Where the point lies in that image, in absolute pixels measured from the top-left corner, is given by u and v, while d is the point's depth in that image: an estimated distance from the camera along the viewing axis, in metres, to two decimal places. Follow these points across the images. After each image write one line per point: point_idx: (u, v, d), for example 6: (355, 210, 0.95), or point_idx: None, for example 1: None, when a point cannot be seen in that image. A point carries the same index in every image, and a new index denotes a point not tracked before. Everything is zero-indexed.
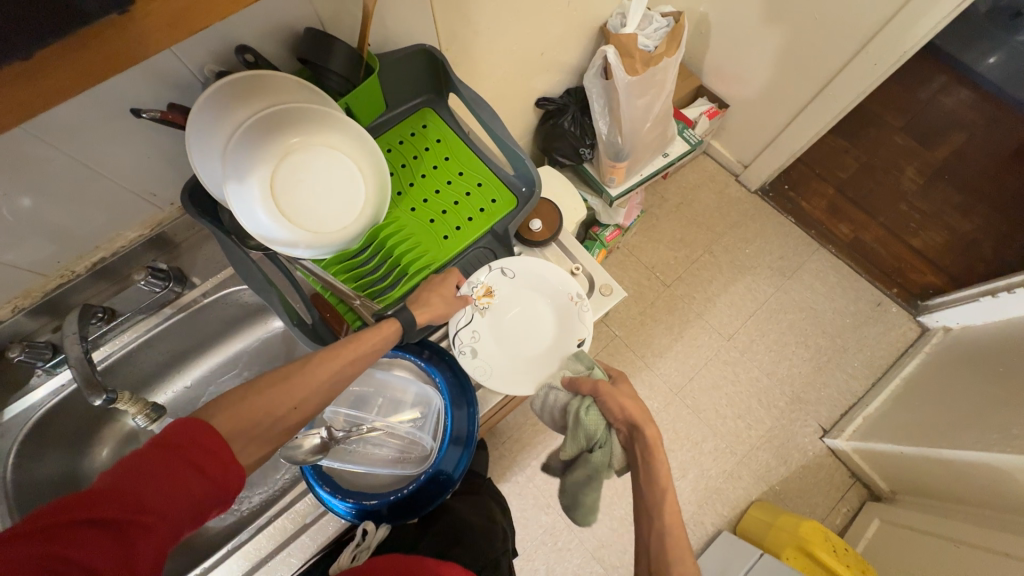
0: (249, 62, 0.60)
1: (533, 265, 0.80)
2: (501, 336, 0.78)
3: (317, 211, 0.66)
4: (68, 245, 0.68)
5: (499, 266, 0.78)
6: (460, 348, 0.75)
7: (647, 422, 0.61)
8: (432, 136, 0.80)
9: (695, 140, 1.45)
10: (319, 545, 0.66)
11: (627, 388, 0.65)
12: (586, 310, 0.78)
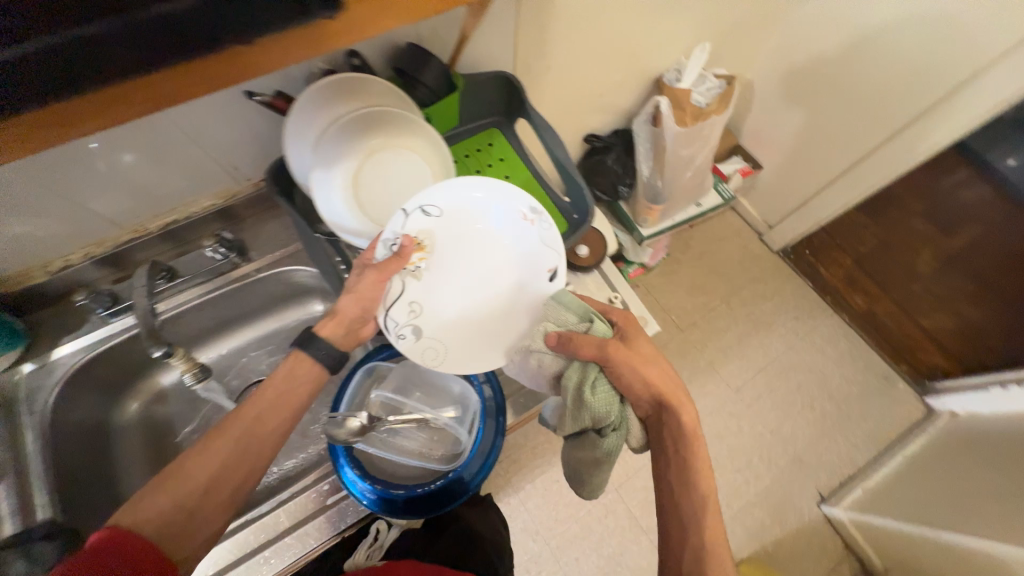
0: (354, 65, 0.66)
1: (457, 187, 0.67)
2: (450, 292, 0.69)
3: (386, 207, 0.70)
4: (148, 204, 0.73)
5: (417, 203, 0.65)
6: (399, 334, 0.65)
7: (672, 392, 0.61)
8: (496, 155, 0.86)
9: (729, 195, 1.51)
10: (336, 529, 0.67)
11: (641, 346, 0.62)
12: (548, 226, 0.68)
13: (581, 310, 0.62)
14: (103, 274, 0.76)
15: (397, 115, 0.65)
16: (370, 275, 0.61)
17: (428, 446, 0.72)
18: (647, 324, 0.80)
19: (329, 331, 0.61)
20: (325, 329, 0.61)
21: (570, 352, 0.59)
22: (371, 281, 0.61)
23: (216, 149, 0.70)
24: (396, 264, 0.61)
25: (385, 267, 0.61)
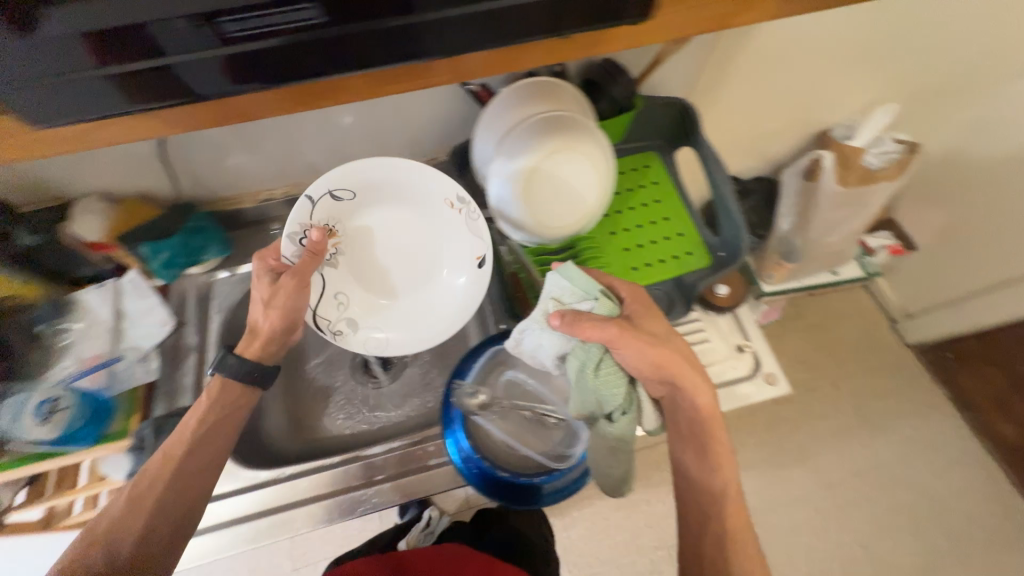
0: (556, 71, 0.71)
1: (370, 172, 0.70)
2: (370, 279, 0.76)
3: (548, 204, 0.71)
4: (343, 159, 0.83)
5: (324, 189, 0.68)
6: (335, 329, 0.73)
7: (684, 371, 0.62)
8: (651, 177, 0.86)
9: (872, 271, 1.41)
10: (436, 487, 0.74)
11: (651, 326, 0.63)
12: (475, 214, 0.72)
13: (583, 285, 0.61)
14: (287, 211, 0.88)
15: (582, 120, 0.68)
16: (284, 283, 0.64)
17: (541, 437, 0.72)
18: (777, 383, 0.74)
19: (254, 350, 0.66)
20: (251, 348, 0.66)
21: (578, 334, 0.58)
22: (286, 290, 0.64)
23: (411, 124, 0.78)
24: (308, 265, 0.65)
25: (296, 271, 0.64)
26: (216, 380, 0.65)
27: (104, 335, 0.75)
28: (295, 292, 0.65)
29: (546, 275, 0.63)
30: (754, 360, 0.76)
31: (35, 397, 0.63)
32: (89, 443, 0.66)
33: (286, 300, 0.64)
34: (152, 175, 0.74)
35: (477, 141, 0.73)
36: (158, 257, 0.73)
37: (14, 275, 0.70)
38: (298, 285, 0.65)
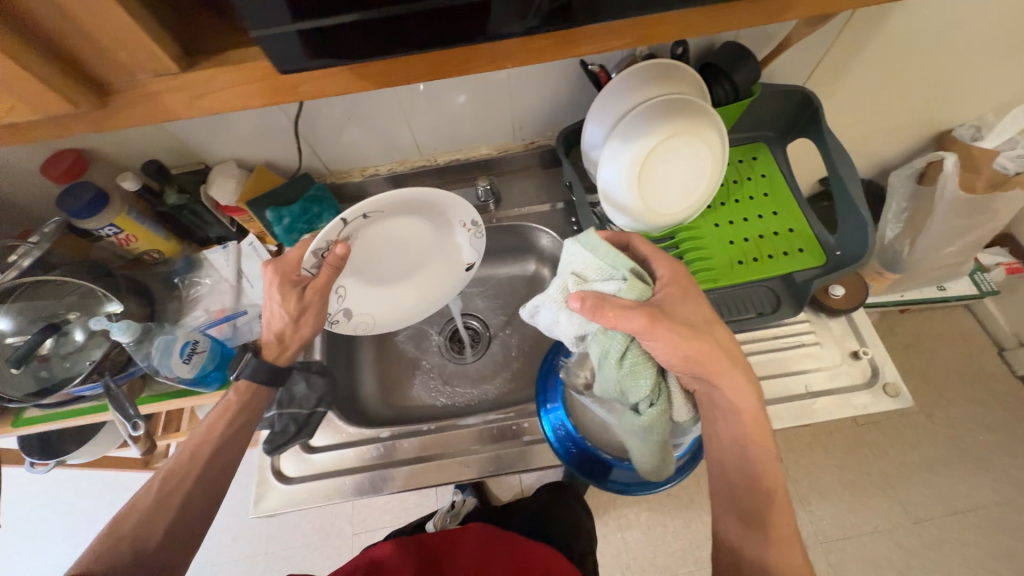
0: (676, 54, 0.70)
1: (409, 195, 0.63)
2: (369, 273, 0.72)
3: (659, 190, 0.70)
4: (447, 140, 0.85)
5: (360, 211, 0.60)
6: (333, 318, 0.70)
7: (718, 367, 0.56)
8: (758, 170, 0.82)
9: (988, 289, 1.26)
10: (526, 466, 0.70)
11: (686, 314, 0.57)
12: (479, 237, 0.75)
13: (607, 264, 0.58)
14: (387, 188, 0.91)
15: (705, 105, 0.66)
16: (311, 297, 0.62)
17: None
18: (898, 394, 0.68)
19: (271, 355, 0.66)
20: (267, 353, 0.66)
21: (601, 323, 0.53)
22: (315, 304, 0.63)
23: (519, 105, 0.79)
24: (328, 280, 0.61)
25: (320, 287, 0.62)
26: (241, 386, 0.65)
27: (229, 291, 0.82)
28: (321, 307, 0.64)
29: (567, 250, 0.60)
30: (871, 367, 0.70)
31: (181, 336, 0.67)
32: (216, 385, 0.72)
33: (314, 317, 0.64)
34: (279, 147, 0.79)
35: (589, 123, 0.71)
36: (282, 222, 0.79)
37: (159, 231, 0.80)
38: (321, 297, 0.63)
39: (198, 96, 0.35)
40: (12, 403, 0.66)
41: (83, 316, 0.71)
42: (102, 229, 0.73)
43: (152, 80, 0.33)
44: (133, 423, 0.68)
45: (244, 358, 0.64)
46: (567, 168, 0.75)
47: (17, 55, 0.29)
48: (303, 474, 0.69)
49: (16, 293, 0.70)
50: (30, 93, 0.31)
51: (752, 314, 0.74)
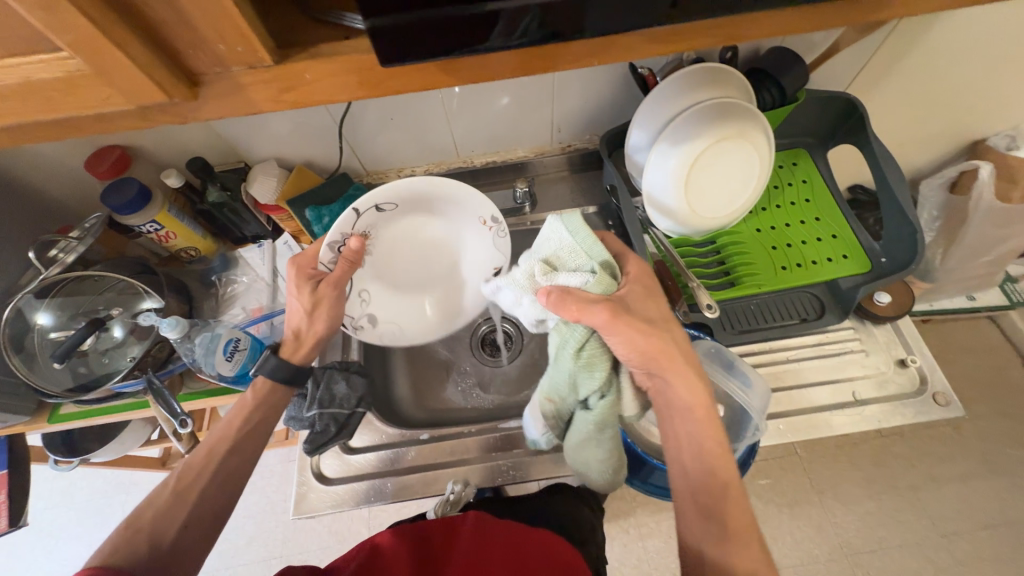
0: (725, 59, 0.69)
1: (420, 187, 0.65)
2: (392, 278, 0.73)
3: (705, 195, 0.70)
4: (486, 141, 0.85)
5: (371, 202, 0.63)
6: (357, 323, 0.71)
7: (671, 363, 0.53)
8: (799, 176, 0.82)
9: (1018, 299, 1.24)
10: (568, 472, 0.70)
11: (644, 312, 0.55)
12: (503, 235, 0.72)
13: (585, 254, 0.56)
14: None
15: (755, 110, 0.66)
16: (324, 292, 0.63)
17: None
18: (949, 403, 0.67)
19: (294, 356, 0.65)
20: (289, 353, 0.65)
21: (564, 315, 0.52)
22: (327, 299, 0.64)
23: (561, 108, 0.79)
24: (344, 273, 0.63)
25: (336, 282, 0.63)
26: (261, 381, 0.63)
27: (265, 290, 0.81)
28: (335, 301, 0.65)
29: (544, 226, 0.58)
30: (921, 376, 0.69)
31: (223, 334, 0.67)
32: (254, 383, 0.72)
33: (329, 308, 0.65)
34: (318, 146, 0.79)
35: (634, 127, 0.71)
36: (322, 221, 0.78)
37: (196, 228, 0.80)
38: (335, 292, 0.64)
39: (286, 89, 0.35)
40: (52, 398, 0.66)
41: (126, 312, 0.71)
42: (143, 226, 0.73)
43: (244, 73, 0.33)
44: (181, 421, 0.67)
45: (267, 358, 0.63)
46: (610, 171, 0.75)
47: (124, 45, 0.29)
48: (343, 475, 0.69)
49: (58, 288, 0.70)
50: (128, 83, 0.31)
51: (796, 320, 0.73)
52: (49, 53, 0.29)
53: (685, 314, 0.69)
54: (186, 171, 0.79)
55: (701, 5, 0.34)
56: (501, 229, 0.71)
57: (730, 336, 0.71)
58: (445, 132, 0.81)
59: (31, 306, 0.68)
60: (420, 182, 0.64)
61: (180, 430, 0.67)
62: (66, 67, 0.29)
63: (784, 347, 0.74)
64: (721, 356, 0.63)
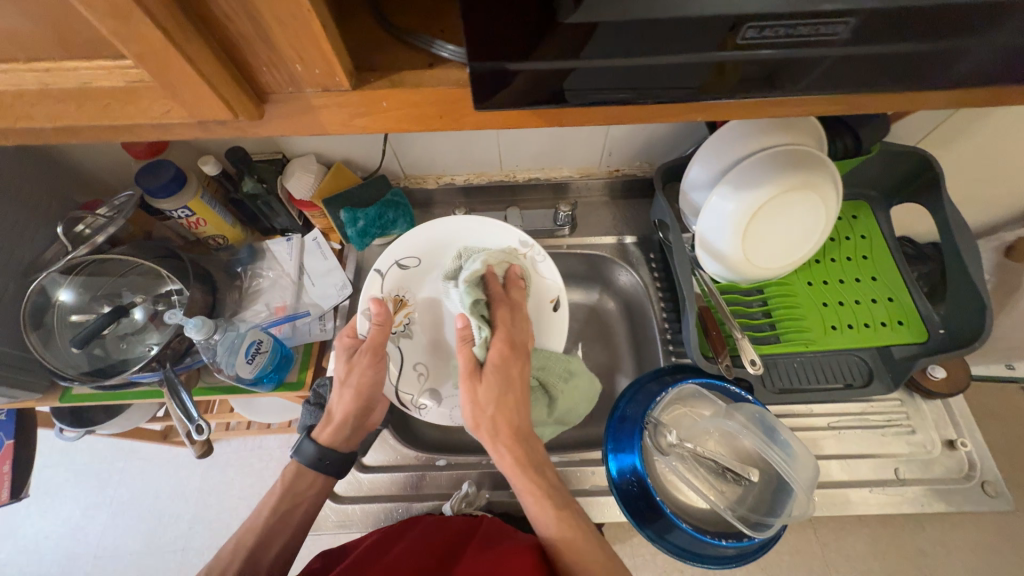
0: None
1: (432, 235, 0.71)
2: (443, 344, 0.71)
3: (763, 245, 0.66)
4: (532, 159, 0.81)
5: (392, 260, 0.69)
6: (419, 403, 0.67)
7: (478, 400, 0.56)
8: (858, 230, 0.78)
9: None
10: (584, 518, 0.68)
11: (490, 386, 0.56)
12: (540, 256, 0.70)
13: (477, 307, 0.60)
14: (458, 199, 0.87)
15: (828, 160, 0.62)
16: (362, 360, 0.59)
17: (722, 488, 0.61)
18: (998, 494, 0.66)
19: (328, 437, 0.60)
20: (324, 436, 0.61)
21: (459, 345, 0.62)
22: (362, 367, 0.59)
23: (616, 134, 0.75)
24: (377, 338, 0.59)
25: (371, 347, 0.59)
26: (293, 466, 0.60)
27: (290, 287, 0.79)
28: (373, 367, 0.60)
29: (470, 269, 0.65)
30: (968, 461, 0.68)
31: (248, 335, 0.65)
32: (271, 385, 0.70)
33: (364, 377, 0.59)
34: (359, 147, 0.75)
35: (695, 163, 0.67)
36: (355, 224, 0.76)
37: (227, 217, 0.77)
38: (373, 361, 0.60)
39: (358, 115, 0.35)
40: (65, 380, 0.63)
41: (149, 299, 0.68)
42: (175, 211, 0.70)
43: (317, 95, 0.33)
44: (196, 427, 0.64)
45: (302, 442, 0.60)
46: (661, 206, 0.72)
47: (197, 62, 0.28)
48: (353, 494, 0.68)
49: (83, 266, 0.68)
50: (192, 97, 0.30)
51: (840, 385, 0.69)
52: (114, 62, 0.28)
53: (727, 366, 0.64)
54: (222, 158, 0.77)
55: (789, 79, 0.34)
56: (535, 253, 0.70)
57: (771, 395, 0.68)
58: (491, 147, 0.77)
59: (54, 283, 0.66)
60: (432, 228, 0.71)
61: (195, 436, 0.64)
62: (130, 78, 0.29)
63: (825, 412, 0.71)
64: (762, 418, 0.61)
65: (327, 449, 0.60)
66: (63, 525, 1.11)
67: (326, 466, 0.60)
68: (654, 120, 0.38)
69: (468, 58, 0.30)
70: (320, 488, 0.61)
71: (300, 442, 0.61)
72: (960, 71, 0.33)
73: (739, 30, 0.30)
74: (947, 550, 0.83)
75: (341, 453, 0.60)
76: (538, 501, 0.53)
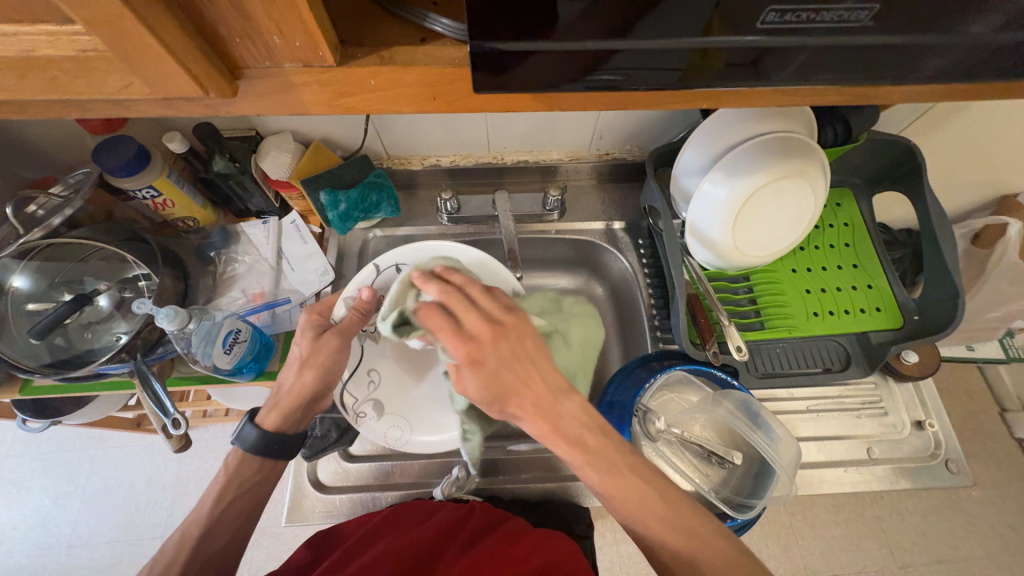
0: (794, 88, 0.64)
1: (436, 249, 0.67)
2: (404, 360, 0.68)
3: (751, 232, 0.66)
4: (523, 141, 0.78)
5: (393, 261, 0.66)
6: (359, 410, 0.63)
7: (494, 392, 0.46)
8: (841, 218, 0.79)
9: None
10: (568, 499, 0.70)
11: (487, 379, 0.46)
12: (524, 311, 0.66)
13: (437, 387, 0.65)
14: (444, 181, 0.85)
15: (819, 149, 0.62)
16: (329, 342, 0.57)
17: (706, 471, 0.63)
18: (960, 471, 0.71)
19: (274, 423, 0.55)
20: (269, 421, 0.56)
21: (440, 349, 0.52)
22: (330, 346, 0.57)
23: (608, 116, 0.72)
24: (354, 323, 0.58)
25: (342, 330, 0.57)
26: (236, 454, 0.55)
27: (267, 273, 0.76)
28: (339, 350, 0.57)
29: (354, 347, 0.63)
30: (934, 441, 0.72)
31: (225, 324, 0.62)
32: (251, 375, 0.67)
33: (330, 358, 0.57)
34: (341, 125, 0.71)
35: (688, 148, 0.66)
36: (337, 207, 0.72)
37: (197, 197, 0.72)
38: (342, 342, 0.57)
39: (340, 94, 0.32)
40: (28, 373, 0.59)
41: (114, 285, 0.64)
42: (139, 191, 0.65)
43: (298, 70, 0.30)
44: (172, 420, 0.60)
45: (244, 428, 0.55)
46: (653, 192, 0.70)
47: (156, 28, 0.24)
48: (339, 484, 0.68)
49: (38, 251, 0.62)
50: (156, 74, 0.27)
51: (819, 369, 0.71)
52: (61, 28, 0.25)
53: (714, 354, 0.65)
54: (190, 134, 0.71)
55: (797, 70, 0.32)
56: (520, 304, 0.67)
57: (756, 380, 0.69)
58: (479, 127, 0.73)
59: (7, 269, 0.61)
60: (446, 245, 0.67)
61: (172, 430, 0.60)
62: (80, 47, 0.25)
63: (804, 396, 0.74)
64: (749, 405, 0.63)
65: (271, 435, 0.55)
66: (32, 515, 1.07)
67: (271, 450, 0.55)
68: (649, 107, 0.37)
69: (468, 37, 0.28)
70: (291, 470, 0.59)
71: (242, 427, 0.56)
72: (966, 66, 0.32)
73: (760, 13, 0.29)
74: (904, 517, 0.87)
75: (290, 436, 0.56)
76: (618, 478, 0.48)
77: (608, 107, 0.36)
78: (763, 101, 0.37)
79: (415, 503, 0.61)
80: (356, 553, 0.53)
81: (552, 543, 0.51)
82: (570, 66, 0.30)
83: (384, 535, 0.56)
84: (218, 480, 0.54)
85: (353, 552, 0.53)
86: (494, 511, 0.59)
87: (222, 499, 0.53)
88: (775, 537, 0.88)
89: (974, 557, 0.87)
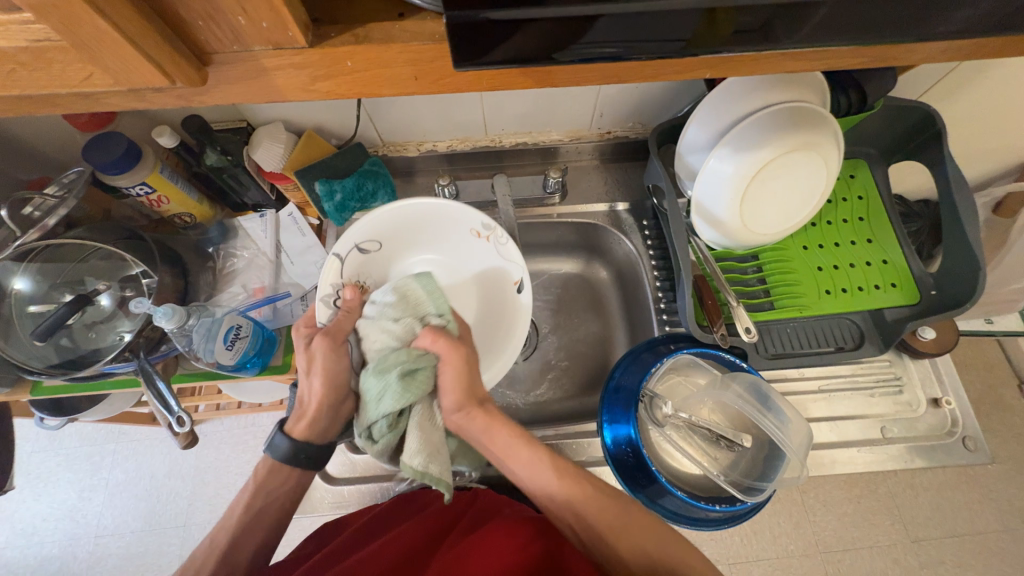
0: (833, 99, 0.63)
1: (394, 215, 0.63)
2: None
3: (759, 210, 0.63)
4: (523, 122, 0.76)
5: (350, 242, 0.62)
6: None
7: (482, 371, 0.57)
8: (855, 190, 0.76)
9: None
10: None
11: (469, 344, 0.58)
12: (504, 241, 0.65)
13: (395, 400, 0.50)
14: (441, 167, 0.83)
15: (833, 119, 0.59)
16: (318, 345, 0.57)
17: (714, 456, 0.63)
18: (977, 447, 0.70)
19: (302, 432, 0.56)
20: (298, 431, 0.56)
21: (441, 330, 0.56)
22: (323, 353, 0.56)
23: (608, 93, 0.69)
24: (344, 322, 0.59)
25: (329, 331, 0.57)
26: (266, 462, 0.56)
27: (267, 267, 0.76)
28: (333, 353, 0.57)
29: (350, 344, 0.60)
30: (951, 418, 0.71)
31: (224, 321, 0.62)
32: (256, 370, 0.67)
33: (331, 363, 0.56)
34: (332, 113, 0.69)
35: (691, 123, 0.63)
36: (333, 198, 0.70)
37: (191, 192, 0.71)
38: (332, 344, 0.57)
39: (318, 77, 0.31)
40: (34, 375, 0.60)
41: (114, 285, 0.64)
42: (132, 188, 0.63)
43: (268, 54, 0.29)
44: (177, 418, 0.61)
45: (274, 437, 0.56)
46: (657, 170, 0.67)
47: (112, 13, 0.23)
48: (348, 475, 0.69)
49: (37, 252, 0.62)
50: (118, 61, 0.26)
51: (831, 348, 0.69)
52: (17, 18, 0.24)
53: (723, 336, 0.64)
54: (180, 127, 0.70)
55: (804, 34, 0.30)
56: (500, 237, 0.65)
57: (765, 360, 0.67)
58: (475, 110, 0.71)
59: (8, 271, 0.61)
60: (397, 205, 0.62)
61: (176, 427, 0.61)
62: (33, 36, 0.25)
63: (815, 375, 0.72)
64: (757, 387, 0.61)
65: (303, 444, 0.56)
66: (60, 508, 1.11)
67: (300, 461, 0.56)
68: (648, 79, 0.34)
69: (443, 9, 0.26)
70: (296, 485, 0.57)
71: (272, 437, 0.57)
72: (993, 19, 0.30)
73: None
74: (918, 493, 0.86)
75: (318, 447, 0.57)
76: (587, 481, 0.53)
77: (597, 83, 0.34)
78: (767, 67, 0.35)
79: (420, 492, 0.63)
80: (352, 547, 0.53)
81: (559, 525, 0.52)
82: (558, 38, 0.28)
83: (381, 528, 0.56)
84: (245, 491, 0.55)
85: (349, 547, 0.53)
86: (501, 498, 0.60)
87: (248, 508, 0.54)
88: (787, 514, 0.87)
89: (990, 531, 0.85)
